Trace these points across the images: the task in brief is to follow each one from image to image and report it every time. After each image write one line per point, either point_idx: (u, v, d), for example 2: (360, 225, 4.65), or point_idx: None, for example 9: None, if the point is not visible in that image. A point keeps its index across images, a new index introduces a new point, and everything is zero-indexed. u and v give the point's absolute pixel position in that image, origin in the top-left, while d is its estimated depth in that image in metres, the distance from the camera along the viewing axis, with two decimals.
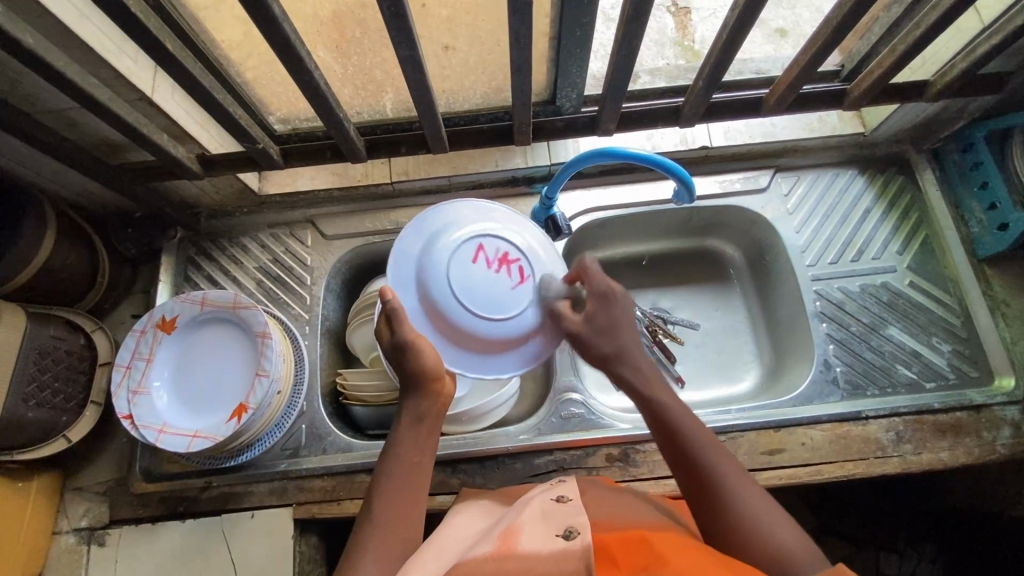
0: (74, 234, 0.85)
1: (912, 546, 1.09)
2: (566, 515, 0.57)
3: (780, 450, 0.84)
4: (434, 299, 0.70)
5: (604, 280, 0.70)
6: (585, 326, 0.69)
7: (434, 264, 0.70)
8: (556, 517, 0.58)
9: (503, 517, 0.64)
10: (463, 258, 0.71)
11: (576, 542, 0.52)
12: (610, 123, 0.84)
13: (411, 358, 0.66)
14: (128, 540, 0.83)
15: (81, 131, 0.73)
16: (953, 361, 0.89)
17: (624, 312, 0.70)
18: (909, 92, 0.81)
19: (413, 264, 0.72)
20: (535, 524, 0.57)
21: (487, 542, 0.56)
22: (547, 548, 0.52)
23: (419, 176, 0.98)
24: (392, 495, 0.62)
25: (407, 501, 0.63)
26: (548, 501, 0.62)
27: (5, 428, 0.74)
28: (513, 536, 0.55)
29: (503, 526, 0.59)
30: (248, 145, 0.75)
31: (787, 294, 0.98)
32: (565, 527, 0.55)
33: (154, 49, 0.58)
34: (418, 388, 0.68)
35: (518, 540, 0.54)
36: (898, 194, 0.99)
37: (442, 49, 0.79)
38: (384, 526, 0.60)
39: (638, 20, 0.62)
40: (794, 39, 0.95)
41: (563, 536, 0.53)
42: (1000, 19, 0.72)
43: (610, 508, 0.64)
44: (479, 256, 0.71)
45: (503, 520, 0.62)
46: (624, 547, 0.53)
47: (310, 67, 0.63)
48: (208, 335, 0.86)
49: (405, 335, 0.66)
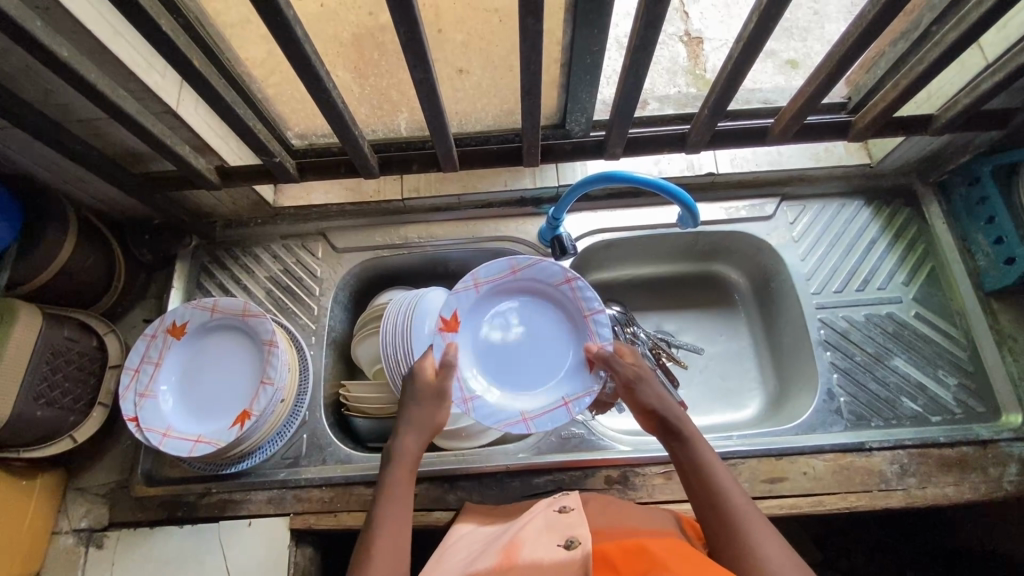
0: (92, 238, 0.87)
1: None
2: (568, 525, 0.58)
3: (781, 478, 0.83)
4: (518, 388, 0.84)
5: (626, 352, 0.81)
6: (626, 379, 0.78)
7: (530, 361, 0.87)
8: (555, 527, 0.58)
9: (508, 528, 0.64)
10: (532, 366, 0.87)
11: (577, 553, 0.52)
12: (617, 148, 0.85)
13: (429, 403, 0.74)
14: (125, 542, 0.84)
15: (108, 140, 0.76)
16: (959, 395, 0.88)
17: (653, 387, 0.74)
18: (915, 125, 0.82)
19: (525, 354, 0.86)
20: (536, 535, 0.57)
21: (489, 554, 0.57)
22: (548, 557, 0.52)
23: (430, 194, 1.01)
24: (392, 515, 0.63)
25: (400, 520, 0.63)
26: (551, 511, 0.63)
27: (13, 425, 0.75)
28: (516, 548, 0.55)
29: (506, 538, 0.59)
30: (265, 158, 0.78)
31: (791, 321, 0.98)
32: (567, 537, 0.56)
33: (183, 66, 0.61)
34: (417, 426, 0.72)
35: (520, 552, 0.54)
36: (905, 225, 0.99)
37: (456, 72, 0.82)
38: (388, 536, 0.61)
39: (645, 48, 0.64)
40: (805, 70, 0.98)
41: (565, 546, 0.54)
42: (1003, 57, 0.73)
43: (614, 516, 0.64)
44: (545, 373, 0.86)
45: (505, 531, 0.63)
46: (625, 555, 0.52)
47: (328, 86, 0.65)
48: (216, 342, 0.88)
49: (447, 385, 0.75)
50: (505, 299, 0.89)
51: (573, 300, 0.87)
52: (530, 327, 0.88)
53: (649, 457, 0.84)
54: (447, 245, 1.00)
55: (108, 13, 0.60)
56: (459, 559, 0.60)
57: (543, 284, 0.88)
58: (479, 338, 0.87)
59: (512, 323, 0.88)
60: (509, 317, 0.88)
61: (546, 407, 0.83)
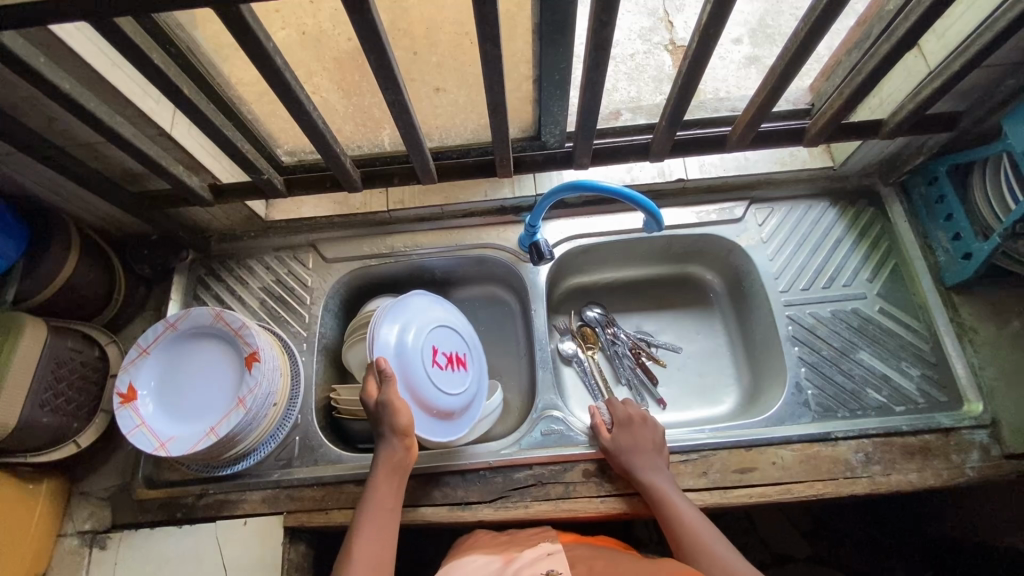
0: (93, 255, 0.92)
1: None
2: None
3: (751, 468, 0.87)
4: (424, 390, 0.88)
5: (626, 411, 0.90)
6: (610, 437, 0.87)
7: (437, 365, 0.91)
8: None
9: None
10: (436, 370, 0.91)
11: None
12: (585, 158, 0.90)
13: (383, 414, 0.79)
14: (128, 543, 0.88)
15: (107, 161, 0.81)
16: (922, 385, 0.92)
17: (649, 431, 0.86)
18: (866, 129, 0.87)
19: (425, 361, 0.89)
20: None
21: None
22: None
23: (414, 206, 1.05)
24: (381, 510, 0.77)
25: (380, 520, 0.76)
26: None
27: (21, 432, 0.79)
28: None
29: None
30: (255, 176, 0.83)
31: (762, 318, 1.03)
32: None
33: (175, 94, 0.66)
34: (388, 436, 0.80)
35: None
36: (868, 225, 1.03)
37: (433, 91, 0.88)
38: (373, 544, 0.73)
39: (600, 67, 0.69)
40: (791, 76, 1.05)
41: None
42: (941, 64, 0.77)
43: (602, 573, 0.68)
44: (438, 375, 0.90)
45: None
46: None
47: (309, 108, 0.70)
48: (185, 360, 0.90)
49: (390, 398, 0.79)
50: (164, 379, 0.88)
51: (427, 310, 0.94)
52: (221, 336, 0.90)
53: None
54: (432, 254, 1.05)
55: (105, 47, 0.66)
56: None
57: (200, 327, 0.90)
58: (201, 408, 0.86)
59: (200, 372, 0.89)
60: (218, 354, 0.90)
61: (443, 400, 0.90)
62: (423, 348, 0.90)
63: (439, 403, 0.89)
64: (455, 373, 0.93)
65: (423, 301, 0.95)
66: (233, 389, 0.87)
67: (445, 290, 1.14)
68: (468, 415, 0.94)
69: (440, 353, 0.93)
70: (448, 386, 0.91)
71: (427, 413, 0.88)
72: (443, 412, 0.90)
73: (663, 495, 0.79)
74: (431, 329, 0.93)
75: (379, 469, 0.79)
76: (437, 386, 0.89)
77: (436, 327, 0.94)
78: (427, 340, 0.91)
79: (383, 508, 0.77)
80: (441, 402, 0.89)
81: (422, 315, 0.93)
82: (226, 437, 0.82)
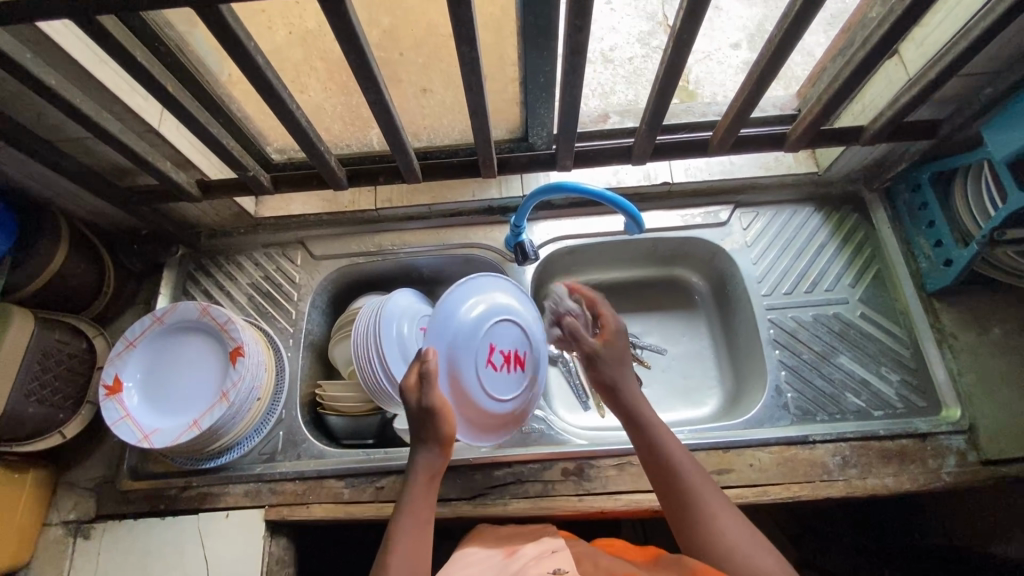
0: (83, 248, 0.94)
1: None
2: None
3: (729, 470, 0.88)
4: (469, 390, 0.83)
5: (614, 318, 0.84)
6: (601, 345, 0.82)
7: (490, 365, 0.86)
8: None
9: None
10: (488, 371, 0.85)
11: None
12: (568, 160, 0.91)
13: (432, 422, 0.72)
14: (111, 533, 0.89)
15: (96, 156, 0.83)
16: (901, 390, 0.93)
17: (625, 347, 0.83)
18: (847, 136, 0.88)
19: (476, 360, 0.84)
20: None
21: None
22: None
23: (402, 205, 1.06)
24: (414, 517, 0.69)
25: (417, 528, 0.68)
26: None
27: (6, 421, 0.80)
28: None
29: None
30: (241, 172, 0.84)
31: (745, 321, 1.03)
32: None
33: (160, 91, 0.67)
34: (428, 441, 0.73)
35: None
36: (852, 230, 1.04)
37: (420, 91, 0.89)
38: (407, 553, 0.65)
39: (579, 68, 0.70)
40: (786, 81, 1.06)
41: None
42: (919, 72, 0.78)
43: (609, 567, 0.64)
44: (488, 376, 0.85)
45: None
46: None
47: (292, 106, 0.71)
48: (171, 354, 0.91)
49: (434, 402, 0.72)
50: (151, 373, 0.89)
51: (494, 304, 0.87)
52: (208, 328, 0.91)
53: (601, 450, 0.89)
54: (419, 252, 1.07)
55: (92, 43, 0.67)
56: None
57: (186, 321, 0.91)
58: (185, 402, 0.87)
59: (185, 366, 0.90)
60: (205, 348, 0.91)
61: (487, 404, 0.85)
62: (478, 345, 0.85)
63: (481, 407, 0.84)
64: (508, 376, 0.87)
65: (491, 295, 0.87)
66: (217, 384, 0.88)
67: (434, 289, 1.15)
68: (517, 420, 0.89)
69: (498, 351, 0.87)
70: (498, 390, 0.86)
71: (468, 414, 0.84)
72: (488, 416, 0.86)
73: (667, 458, 0.71)
74: (495, 326, 0.86)
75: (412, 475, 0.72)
76: (486, 387, 0.85)
77: (502, 323, 0.87)
78: (485, 337, 0.85)
79: (418, 515, 0.69)
80: (487, 406, 0.85)
81: (487, 310, 0.86)
82: (209, 430, 0.83)
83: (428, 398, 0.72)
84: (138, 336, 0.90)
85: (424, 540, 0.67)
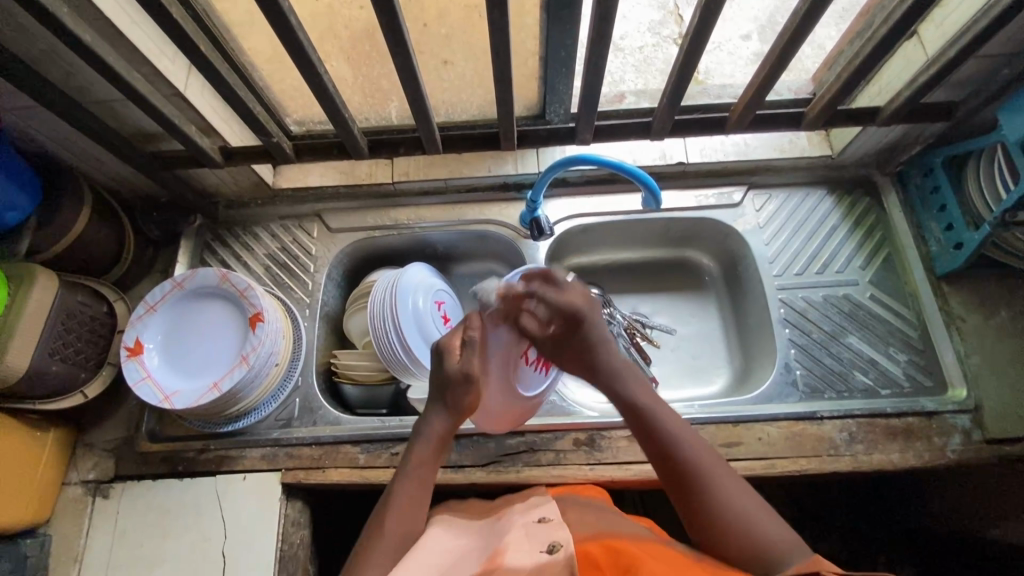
0: (104, 213, 0.95)
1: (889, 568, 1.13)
2: (550, 531, 0.56)
3: (737, 443, 0.89)
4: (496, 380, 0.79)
5: (574, 298, 0.74)
6: (552, 340, 0.75)
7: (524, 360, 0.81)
8: (534, 536, 0.56)
9: (482, 539, 0.61)
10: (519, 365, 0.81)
11: (559, 555, 0.52)
12: (587, 134, 0.92)
13: (464, 390, 0.71)
14: (130, 492, 0.91)
15: (122, 120, 0.84)
16: (908, 370, 0.95)
17: (595, 331, 0.74)
18: (864, 117, 0.89)
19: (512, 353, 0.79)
20: (518, 539, 0.56)
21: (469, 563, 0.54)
22: (529, 562, 0.52)
23: (418, 178, 1.07)
24: (409, 484, 0.68)
25: (413, 499, 0.67)
26: (529, 522, 0.60)
27: (32, 379, 0.82)
28: (500, 553, 0.54)
29: (488, 546, 0.57)
30: (264, 138, 0.84)
31: (756, 301, 1.05)
32: (549, 543, 0.54)
33: (191, 50, 0.68)
34: (444, 407, 0.73)
35: (505, 557, 0.53)
36: (863, 214, 1.05)
37: (441, 63, 0.90)
38: (399, 519, 0.65)
39: (604, 38, 0.70)
40: (796, 72, 1.02)
41: (547, 550, 0.53)
42: (938, 52, 0.79)
43: (596, 520, 0.63)
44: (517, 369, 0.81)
45: (485, 539, 0.61)
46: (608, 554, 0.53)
47: (320, 71, 0.72)
48: (190, 319, 0.92)
49: (473, 369, 0.71)
50: (170, 337, 0.91)
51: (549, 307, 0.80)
52: (228, 298, 0.92)
53: (612, 421, 0.91)
54: (434, 227, 1.07)
55: (125, 3, 0.68)
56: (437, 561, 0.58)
57: (205, 289, 0.92)
58: (206, 366, 0.89)
59: (204, 332, 0.91)
60: (222, 316, 0.92)
61: (507, 396, 0.82)
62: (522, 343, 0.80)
63: (503, 396, 0.82)
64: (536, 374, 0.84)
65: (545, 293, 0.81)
66: (236, 351, 0.89)
67: (446, 265, 1.16)
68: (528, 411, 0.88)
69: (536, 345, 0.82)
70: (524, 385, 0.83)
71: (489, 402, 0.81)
72: (504, 407, 0.84)
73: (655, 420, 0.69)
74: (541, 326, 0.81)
75: (416, 447, 0.71)
76: (515, 383, 0.82)
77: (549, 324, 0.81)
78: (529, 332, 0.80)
79: (415, 486, 0.68)
80: (509, 400, 0.83)
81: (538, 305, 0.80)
82: (229, 392, 0.85)
83: (466, 366, 0.71)
84: (157, 300, 0.91)
85: (416, 508, 0.67)
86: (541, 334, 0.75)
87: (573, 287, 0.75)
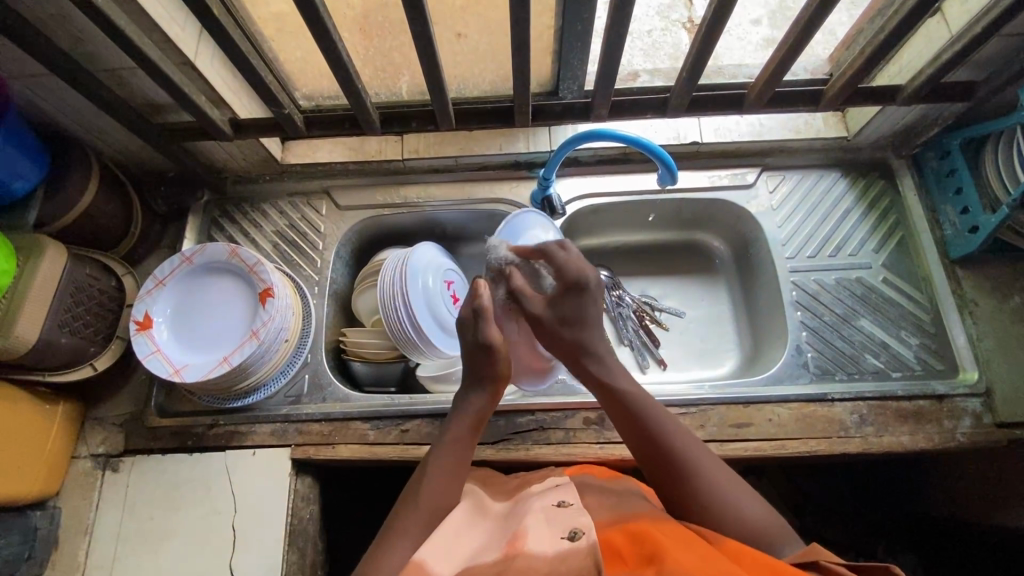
0: (111, 186, 0.93)
1: (892, 554, 1.12)
2: (572, 516, 0.56)
3: (747, 424, 0.89)
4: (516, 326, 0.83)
5: (576, 266, 0.75)
6: (548, 308, 0.75)
7: None
8: (554, 519, 0.56)
9: (503, 521, 0.61)
10: None
11: (581, 542, 0.52)
12: (603, 110, 0.90)
13: (488, 360, 0.73)
14: (139, 466, 0.91)
15: (131, 90, 0.82)
16: (919, 353, 0.94)
17: (594, 306, 0.75)
18: (883, 96, 0.88)
19: None
20: (538, 521, 0.56)
21: (491, 550, 0.55)
22: (552, 549, 0.52)
23: (429, 155, 1.06)
24: (446, 453, 0.70)
25: (450, 468, 0.69)
26: (547, 505, 0.59)
27: (42, 350, 0.81)
28: (521, 537, 0.54)
29: (508, 529, 0.58)
30: (275, 109, 0.83)
31: (767, 283, 1.04)
32: (571, 529, 0.54)
33: (203, 14, 0.66)
34: (482, 382, 0.74)
35: (526, 542, 0.53)
36: (878, 197, 1.04)
37: (454, 36, 0.88)
38: (438, 487, 0.67)
39: (626, 8, 0.69)
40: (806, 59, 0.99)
41: (568, 537, 0.53)
42: (962, 28, 0.78)
43: (615, 505, 0.63)
44: None
45: (506, 520, 0.61)
46: (631, 543, 0.53)
47: (336, 39, 0.70)
48: (200, 293, 0.91)
49: (491, 338, 0.72)
50: (180, 311, 0.90)
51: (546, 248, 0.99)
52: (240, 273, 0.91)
53: None
54: (443, 205, 1.06)
55: None
56: (464, 541, 0.59)
57: (217, 263, 0.92)
58: (215, 340, 0.89)
59: (214, 306, 0.91)
60: (232, 289, 0.92)
61: None
62: None
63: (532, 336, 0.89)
64: None
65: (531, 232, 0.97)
66: (246, 325, 0.89)
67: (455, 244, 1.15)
68: None
69: None
70: None
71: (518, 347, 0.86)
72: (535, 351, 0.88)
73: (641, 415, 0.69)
74: None
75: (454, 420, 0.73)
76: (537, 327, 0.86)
77: None
78: None
79: (453, 456, 0.70)
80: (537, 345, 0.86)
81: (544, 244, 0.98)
82: (239, 366, 0.84)
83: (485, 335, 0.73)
84: (172, 274, 0.90)
85: (452, 479, 0.68)
86: (538, 299, 0.77)
87: (578, 256, 0.77)
